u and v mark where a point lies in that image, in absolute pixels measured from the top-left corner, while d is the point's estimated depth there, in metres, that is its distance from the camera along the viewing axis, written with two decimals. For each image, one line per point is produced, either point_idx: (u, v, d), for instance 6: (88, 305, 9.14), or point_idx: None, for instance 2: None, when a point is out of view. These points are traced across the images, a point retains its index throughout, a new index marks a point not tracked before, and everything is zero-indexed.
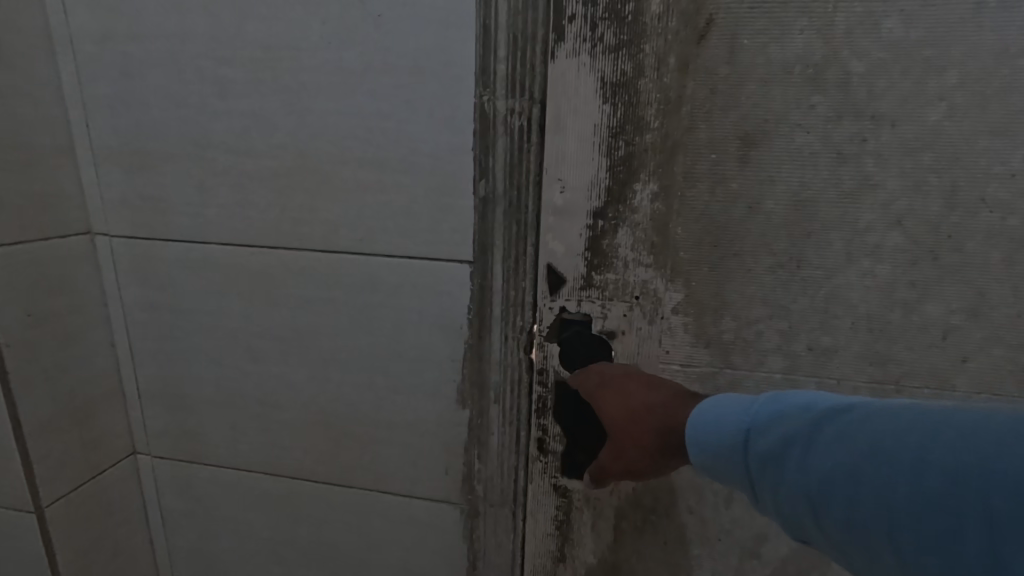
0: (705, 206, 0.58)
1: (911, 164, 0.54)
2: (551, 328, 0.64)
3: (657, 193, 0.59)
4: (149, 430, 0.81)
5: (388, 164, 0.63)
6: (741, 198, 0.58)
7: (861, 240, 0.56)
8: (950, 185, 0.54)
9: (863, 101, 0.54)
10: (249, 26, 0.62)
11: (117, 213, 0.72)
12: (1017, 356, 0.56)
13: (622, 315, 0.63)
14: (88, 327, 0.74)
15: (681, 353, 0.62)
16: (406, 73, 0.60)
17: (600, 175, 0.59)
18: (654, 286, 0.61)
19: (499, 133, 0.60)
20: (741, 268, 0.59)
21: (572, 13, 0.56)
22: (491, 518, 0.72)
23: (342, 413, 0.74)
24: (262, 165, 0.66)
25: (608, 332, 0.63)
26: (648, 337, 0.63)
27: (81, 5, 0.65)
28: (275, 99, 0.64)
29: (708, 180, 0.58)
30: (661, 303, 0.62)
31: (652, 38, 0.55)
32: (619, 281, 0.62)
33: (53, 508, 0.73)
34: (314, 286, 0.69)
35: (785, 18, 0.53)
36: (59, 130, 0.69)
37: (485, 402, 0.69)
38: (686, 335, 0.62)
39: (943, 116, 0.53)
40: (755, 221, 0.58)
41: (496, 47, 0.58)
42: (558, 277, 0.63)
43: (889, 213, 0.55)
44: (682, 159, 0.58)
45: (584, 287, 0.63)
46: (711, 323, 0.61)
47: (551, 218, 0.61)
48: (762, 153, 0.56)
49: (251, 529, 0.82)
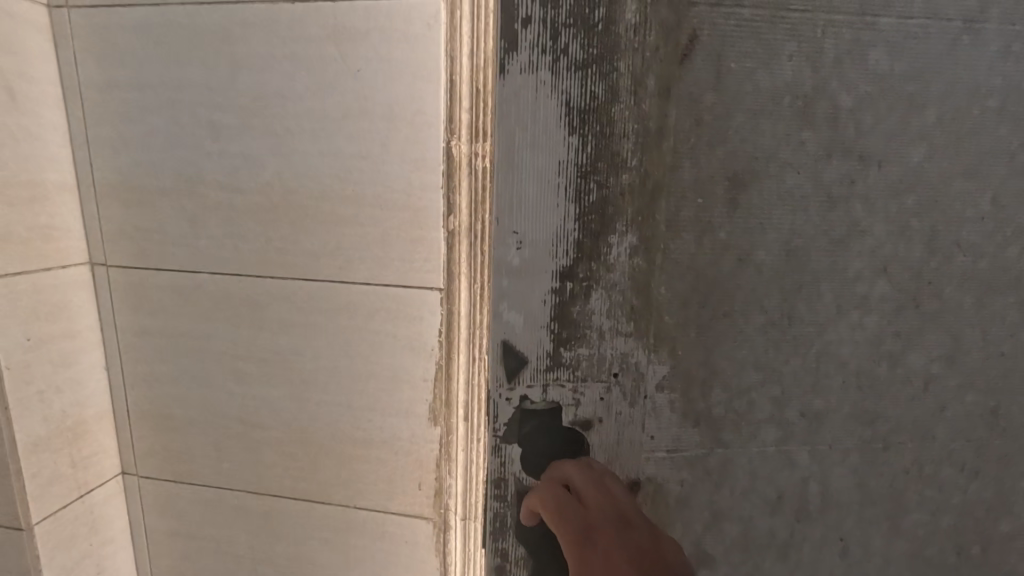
0: (693, 257, 0.52)
1: (896, 209, 0.53)
2: (509, 426, 0.53)
3: (636, 246, 0.50)
4: (138, 450, 0.84)
5: (366, 200, 0.69)
6: (732, 248, 0.52)
7: (851, 290, 0.55)
8: (930, 229, 0.54)
9: (852, 138, 0.51)
10: (242, 77, 0.69)
11: (115, 243, 0.77)
12: (987, 402, 0.58)
13: (598, 397, 0.53)
14: (84, 351, 0.79)
15: (667, 439, 0.56)
16: (382, 120, 0.67)
17: (569, 226, 0.49)
18: (634, 359, 0.53)
19: (464, 174, 0.66)
20: (733, 328, 0.54)
21: (526, 15, 0.45)
22: (460, 532, 0.76)
23: (323, 432, 0.78)
24: (249, 201, 0.72)
25: (583, 423, 0.54)
26: (630, 424, 0.55)
27: (90, 57, 0.72)
28: (264, 141, 0.70)
29: (695, 228, 0.51)
30: (643, 379, 0.54)
31: (626, 55, 0.47)
32: (593, 357, 0.52)
33: (41, 526, 0.75)
34: (295, 310, 0.74)
35: (772, 38, 0.49)
36: (66, 169, 0.75)
37: (454, 420, 0.73)
38: (672, 416, 0.55)
39: (925, 155, 0.52)
40: (745, 272, 0.53)
41: (460, 99, 0.64)
42: (519, 354, 0.51)
43: (876, 260, 0.54)
44: (666, 205, 0.50)
45: (549, 369, 0.52)
46: (700, 397, 0.55)
47: (513, 278, 0.50)
48: (750, 197, 0.51)
49: (233, 548, 0.85)
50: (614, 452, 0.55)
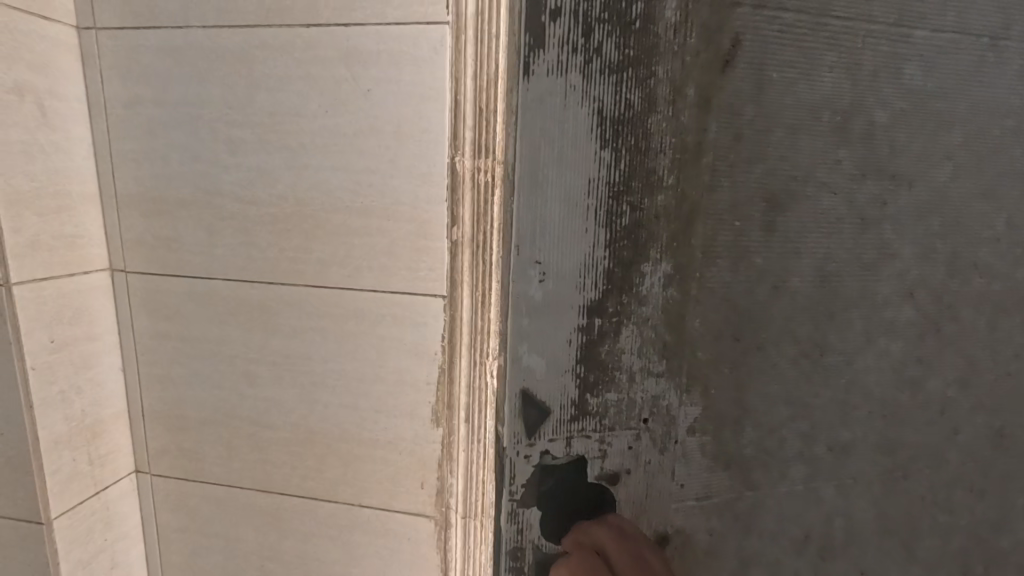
0: (727, 287, 0.46)
1: (923, 231, 0.51)
2: (528, 487, 0.44)
3: (670, 276, 0.43)
4: (151, 449, 0.88)
5: (374, 212, 0.73)
6: (767, 274, 0.47)
7: (879, 317, 0.51)
8: (953, 252, 0.52)
9: (886, 158, 0.48)
10: (260, 96, 0.73)
11: (134, 251, 0.81)
12: (995, 422, 0.58)
13: (627, 448, 0.46)
14: (103, 353, 0.82)
15: (697, 486, 0.50)
16: (390, 137, 0.71)
17: (598, 255, 0.41)
18: (667, 403, 0.46)
19: (467, 188, 0.69)
20: (764, 363, 0.49)
21: (555, 6, 0.36)
22: (460, 530, 0.79)
23: (330, 433, 0.81)
24: (263, 212, 0.76)
25: (609, 477, 0.46)
26: (659, 473, 0.48)
27: (115, 75, 0.76)
28: (279, 156, 0.74)
29: (729, 256, 0.46)
30: (674, 425, 0.47)
31: (666, 57, 0.40)
32: (624, 400, 0.44)
33: (60, 520, 0.78)
34: (306, 316, 0.78)
35: (814, 51, 0.44)
36: (89, 179, 0.79)
37: (455, 421, 0.77)
38: (702, 460, 0.49)
39: (949, 176, 0.50)
40: (780, 301, 0.48)
41: (464, 117, 0.68)
42: (538, 409, 0.42)
43: (904, 285, 0.51)
44: (702, 229, 0.44)
45: (575, 419, 0.43)
46: (732, 438, 0.50)
47: (535, 320, 0.40)
48: (788, 220, 0.47)
49: (241, 545, 0.88)
50: (643, 504, 0.48)
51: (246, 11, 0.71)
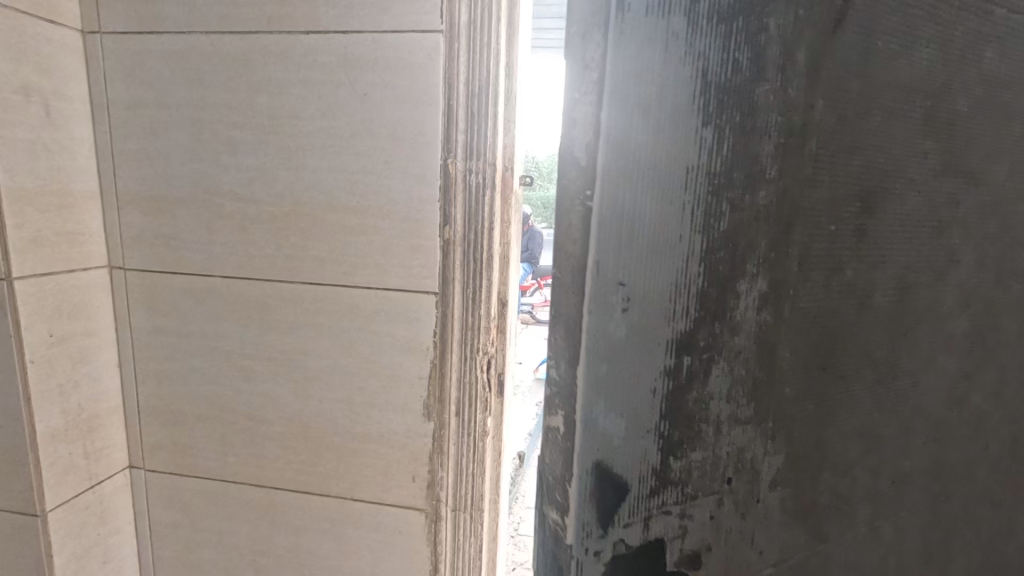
0: (817, 310, 0.31)
1: (988, 235, 0.36)
2: None
3: (768, 300, 0.30)
4: (146, 444, 0.89)
5: (370, 211, 0.76)
6: (852, 292, 0.32)
7: (936, 333, 0.36)
8: (999, 255, 0.37)
9: (960, 153, 0.34)
10: (260, 98, 0.76)
11: (134, 249, 0.83)
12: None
13: (708, 519, 0.32)
14: (101, 348, 0.84)
15: (777, 553, 0.34)
16: (386, 139, 0.74)
17: (692, 270, 0.29)
18: (751, 455, 0.32)
19: (460, 188, 0.73)
20: (847, 405, 0.34)
21: None
22: (451, 522, 0.82)
23: (324, 427, 0.83)
24: (261, 211, 0.78)
25: (691, 558, 0.33)
26: (739, 545, 0.33)
27: (119, 77, 0.79)
28: (277, 158, 0.77)
29: (823, 271, 0.30)
30: (760, 481, 0.33)
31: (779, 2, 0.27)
32: (707, 461, 0.32)
33: (54, 512, 0.79)
34: (302, 312, 0.80)
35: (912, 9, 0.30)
36: (90, 178, 0.81)
37: (447, 415, 0.79)
38: (783, 519, 0.34)
39: (1005, 176, 0.36)
40: (865, 327, 0.33)
41: (456, 122, 0.71)
42: (616, 489, 0.31)
43: (959, 298, 0.36)
44: (800, 236, 0.29)
45: (657, 492, 0.31)
46: (808, 486, 0.34)
47: (606, 373, 0.30)
48: (881, 222, 0.32)
49: (234, 539, 0.89)
50: None
51: (247, 19, 0.74)
